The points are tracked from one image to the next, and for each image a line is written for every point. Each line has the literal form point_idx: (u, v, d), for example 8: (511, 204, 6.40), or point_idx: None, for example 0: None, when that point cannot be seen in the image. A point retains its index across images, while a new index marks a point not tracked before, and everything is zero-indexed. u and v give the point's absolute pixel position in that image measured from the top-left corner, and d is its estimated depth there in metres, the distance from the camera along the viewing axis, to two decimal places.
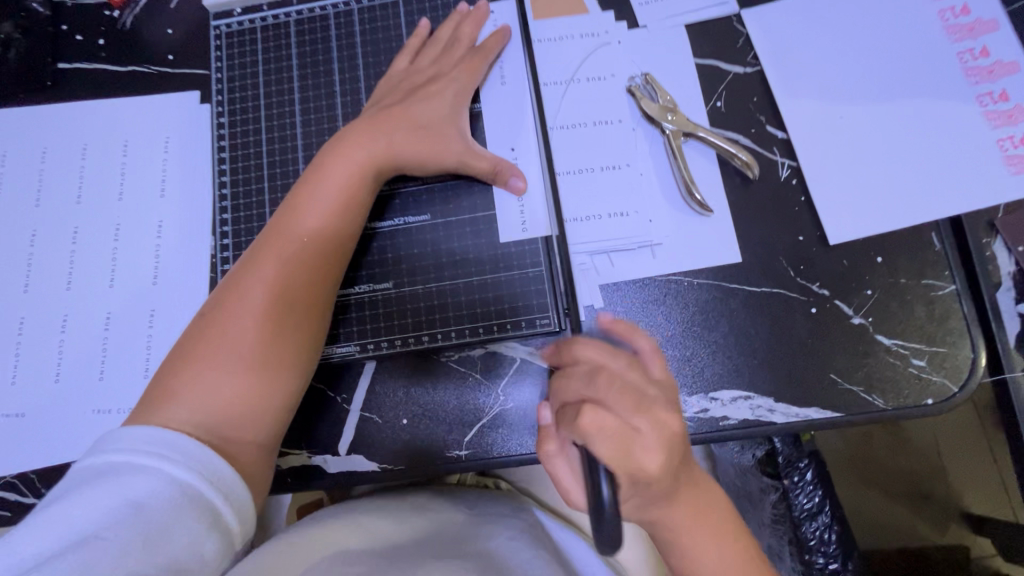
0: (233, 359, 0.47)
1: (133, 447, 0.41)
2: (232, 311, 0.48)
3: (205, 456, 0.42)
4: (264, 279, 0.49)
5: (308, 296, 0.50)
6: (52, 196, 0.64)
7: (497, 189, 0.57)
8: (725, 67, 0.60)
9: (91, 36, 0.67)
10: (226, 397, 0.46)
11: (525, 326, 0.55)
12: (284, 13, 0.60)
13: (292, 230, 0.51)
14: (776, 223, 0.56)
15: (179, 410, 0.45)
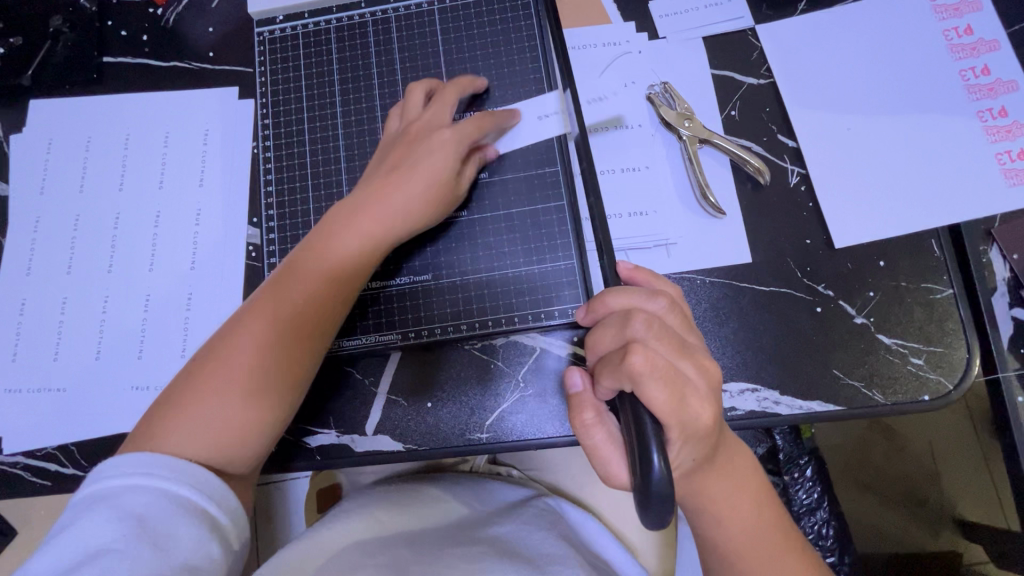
0: (223, 410, 0.49)
1: (129, 471, 0.45)
2: (235, 349, 0.50)
3: (195, 471, 0.46)
4: (262, 335, 0.50)
5: (299, 356, 0.51)
6: (95, 183, 0.67)
7: (533, 187, 0.60)
8: (739, 78, 0.63)
9: (135, 32, 0.71)
10: (216, 431, 0.48)
11: (554, 317, 0.58)
12: (325, 20, 0.63)
13: (306, 279, 0.52)
14: (785, 227, 0.60)
15: (170, 439, 0.47)
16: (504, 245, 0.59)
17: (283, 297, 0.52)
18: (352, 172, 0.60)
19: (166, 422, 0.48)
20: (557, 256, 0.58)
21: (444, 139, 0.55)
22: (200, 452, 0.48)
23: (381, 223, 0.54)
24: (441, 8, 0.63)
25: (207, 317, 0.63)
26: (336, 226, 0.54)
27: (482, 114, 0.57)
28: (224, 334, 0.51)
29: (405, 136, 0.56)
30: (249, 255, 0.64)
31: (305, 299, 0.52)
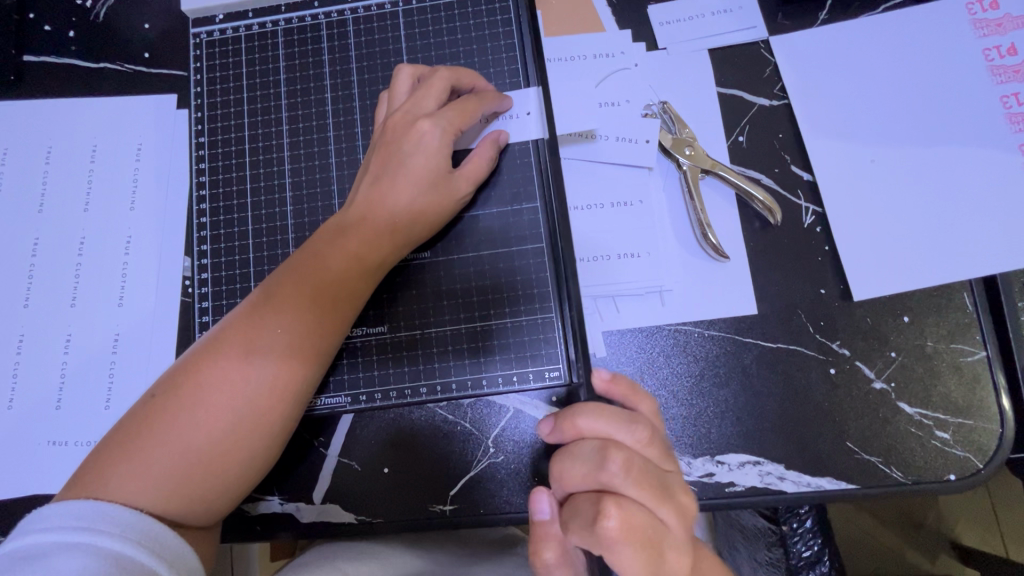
0: (177, 457, 0.42)
1: (57, 527, 0.38)
2: (217, 367, 0.44)
3: (138, 522, 0.40)
4: (228, 370, 0.44)
5: (268, 398, 0.44)
6: (12, 202, 0.59)
7: (509, 227, 0.52)
8: (750, 98, 0.55)
9: (61, 27, 0.62)
10: (170, 479, 0.42)
11: (531, 379, 0.50)
12: (271, 22, 0.55)
13: (301, 290, 0.46)
14: (797, 274, 0.52)
15: (122, 478, 0.41)
16: (472, 293, 0.52)
17: (273, 311, 0.46)
18: (299, 203, 0.53)
19: (135, 447, 0.43)
20: (533, 307, 0.51)
21: (432, 147, 0.48)
22: (167, 483, 0.42)
23: (371, 236, 0.48)
24: (408, 9, 0.55)
25: (134, 361, 0.55)
26: (334, 236, 0.48)
27: (470, 104, 0.49)
28: (199, 360, 0.45)
29: (388, 139, 0.49)
30: (185, 291, 0.56)
31: (300, 316, 0.46)
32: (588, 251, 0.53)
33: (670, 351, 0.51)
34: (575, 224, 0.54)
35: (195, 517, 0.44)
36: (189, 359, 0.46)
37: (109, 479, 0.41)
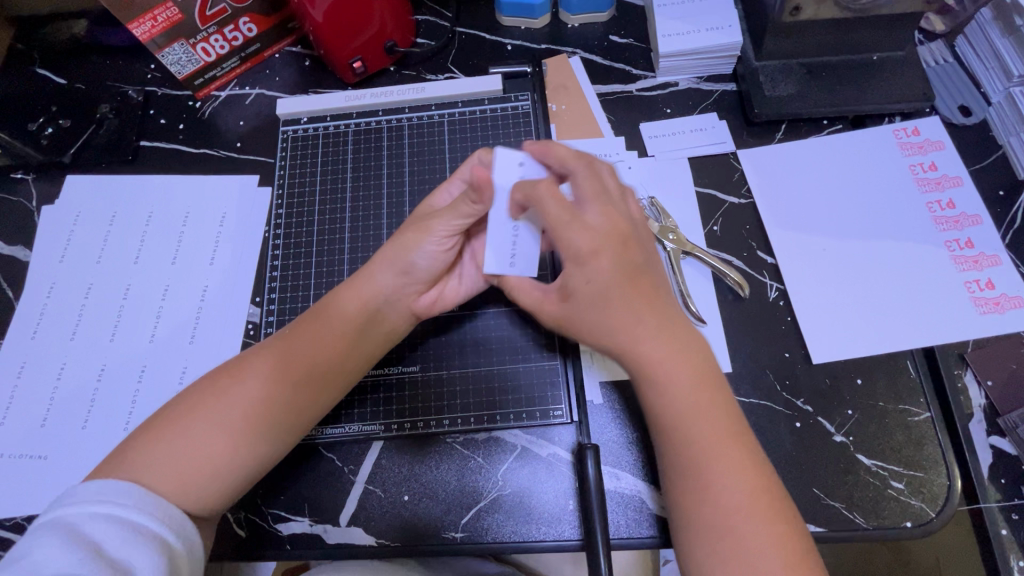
0: (189, 447, 0.48)
1: (84, 500, 0.43)
2: (234, 387, 0.51)
3: (152, 499, 0.45)
4: (252, 379, 0.52)
5: (274, 405, 0.51)
6: (114, 255, 0.72)
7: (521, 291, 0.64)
8: (721, 196, 0.68)
9: (173, 121, 0.78)
10: (175, 468, 0.48)
11: (539, 416, 0.59)
12: (344, 124, 0.69)
13: (312, 330, 0.55)
14: (764, 339, 0.62)
15: (140, 459, 0.47)
16: (491, 339, 0.62)
17: (281, 343, 0.54)
18: (354, 263, 0.64)
19: (153, 443, 0.48)
20: (542, 357, 0.61)
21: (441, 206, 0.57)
22: (174, 476, 0.47)
23: (372, 288, 0.56)
24: (451, 119, 0.68)
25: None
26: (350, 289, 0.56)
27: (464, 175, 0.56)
28: (231, 369, 0.53)
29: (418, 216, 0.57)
30: (248, 334, 0.66)
31: (320, 345, 0.54)
32: None
33: None
34: None
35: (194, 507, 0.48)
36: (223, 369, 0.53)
37: (129, 459, 0.48)
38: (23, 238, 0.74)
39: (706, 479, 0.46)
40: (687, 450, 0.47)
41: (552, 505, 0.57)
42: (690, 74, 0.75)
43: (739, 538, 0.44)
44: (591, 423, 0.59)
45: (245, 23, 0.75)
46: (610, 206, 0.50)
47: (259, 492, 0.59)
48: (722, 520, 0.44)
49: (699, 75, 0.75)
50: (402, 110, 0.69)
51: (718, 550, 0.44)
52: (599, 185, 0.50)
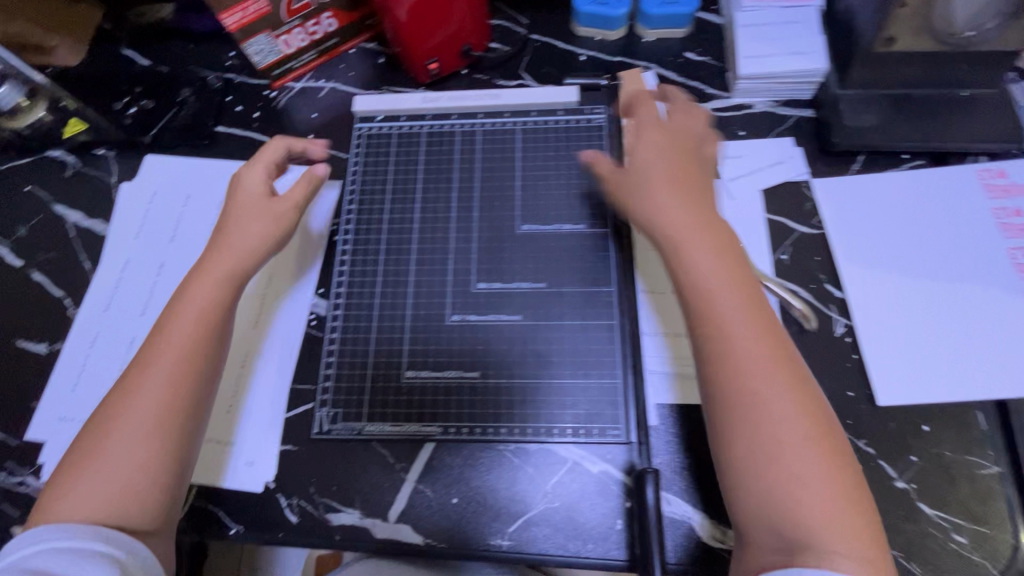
0: (110, 469, 0.52)
1: (37, 543, 0.48)
2: (135, 392, 0.55)
3: (72, 526, 0.49)
4: (146, 395, 0.54)
5: (162, 413, 0.54)
6: (186, 236, 0.74)
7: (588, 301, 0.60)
8: (792, 225, 0.67)
9: (249, 109, 0.81)
10: (107, 494, 0.51)
11: (596, 434, 0.57)
12: (418, 125, 0.70)
13: (188, 319, 0.58)
14: (828, 376, 0.60)
15: (72, 493, 0.51)
16: (553, 353, 0.59)
17: (160, 334, 0.58)
18: (421, 264, 0.64)
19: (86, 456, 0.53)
20: (604, 372, 0.57)
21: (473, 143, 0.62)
22: (103, 496, 0.51)
23: (230, 266, 0.61)
24: (524, 127, 0.68)
25: (256, 377, 0.65)
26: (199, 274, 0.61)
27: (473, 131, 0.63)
28: (127, 380, 0.56)
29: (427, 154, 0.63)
30: (310, 324, 0.67)
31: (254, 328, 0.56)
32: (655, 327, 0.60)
33: None
34: (647, 305, 0.61)
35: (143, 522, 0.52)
36: (120, 387, 0.56)
37: (71, 490, 0.51)
38: (101, 212, 0.77)
39: (755, 405, 0.48)
40: (728, 371, 0.49)
41: (601, 523, 0.57)
42: (766, 98, 0.74)
43: (795, 471, 0.46)
44: (650, 446, 0.57)
45: (327, 18, 0.77)
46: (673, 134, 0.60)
47: (312, 480, 0.61)
48: (782, 454, 0.46)
49: (777, 98, 0.73)
50: (476, 115, 0.69)
51: (770, 485, 0.46)
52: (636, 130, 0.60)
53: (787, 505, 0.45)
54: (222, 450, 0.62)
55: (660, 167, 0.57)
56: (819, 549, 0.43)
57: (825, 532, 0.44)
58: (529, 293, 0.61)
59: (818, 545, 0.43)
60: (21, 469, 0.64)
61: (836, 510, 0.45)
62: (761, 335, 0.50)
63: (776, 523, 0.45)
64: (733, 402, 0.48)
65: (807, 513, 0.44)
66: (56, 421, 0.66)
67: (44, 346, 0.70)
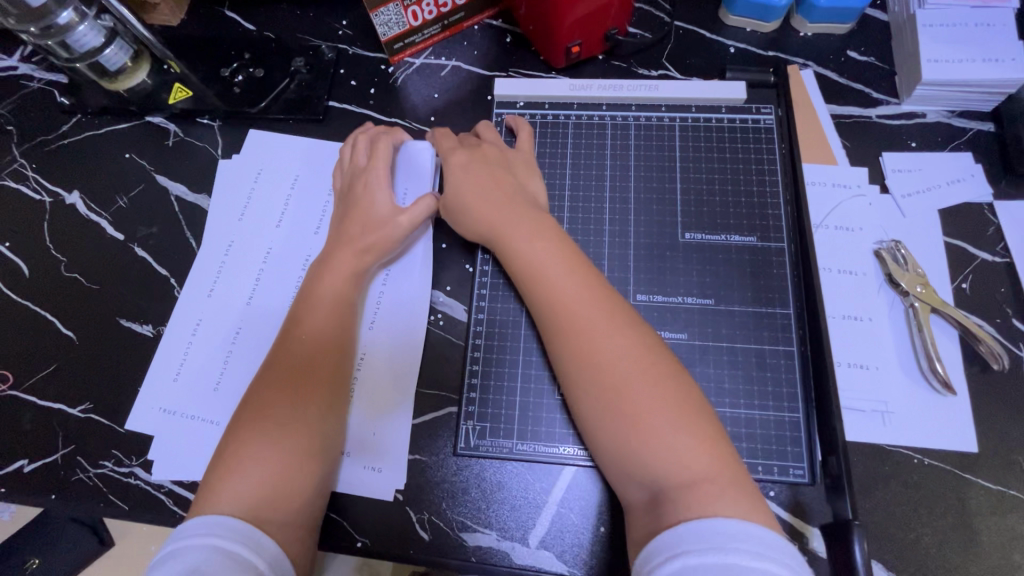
0: (270, 456, 0.49)
1: (200, 535, 0.43)
2: (274, 384, 0.52)
3: (236, 527, 0.44)
4: (294, 380, 0.52)
5: (315, 396, 0.52)
6: (293, 221, 0.69)
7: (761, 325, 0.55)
8: (973, 251, 0.61)
9: (364, 84, 0.74)
10: (266, 482, 0.48)
11: (777, 473, 0.51)
12: (564, 114, 0.65)
13: (326, 311, 0.57)
14: (1020, 422, 0.55)
15: (228, 486, 0.47)
16: (725, 380, 0.53)
17: (290, 332, 0.56)
18: None
19: (228, 451, 0.49)
20: (783, 405, 0.53)
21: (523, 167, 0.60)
22: (248, 493, 0.47)
23: (361, 259, 0.59)
24: (683, 125, 0.63)
25: (375, 381, 0.59)
26: (328, 269, 0.59)
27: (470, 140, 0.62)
28: (270, 372, 0.53)
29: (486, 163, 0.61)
30: (437, 323, 0.62)
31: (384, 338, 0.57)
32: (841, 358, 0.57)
33: (894, 470, 0.54)
34: (835, 336, 0.58)
35: (285, 521, 0.47)
36: (260, 381, 0.54)
37: (224, 486, 0.47)
38: (205, 187, 0.72)
39: (608, 373, 0.47)
40: (589, 359, 0.48)
41: None
42: (941, 107, 0.67)
43: (642, 416, 0.45)
44: None
45: None
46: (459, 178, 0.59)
47: (443, 495, 0.56)
48: (642, 413, 0.45)
49: (952, 109, 0.67)
50: (628, 107, 0.64)
51: (630, 446, 0.45)
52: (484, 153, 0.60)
53: (641, 457, 0.45)
54: (345, 461, 0.57)
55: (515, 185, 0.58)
56: (684, 496, 0.42)
57: (695, 482, 0.42)
58: (695, 310, 0.56)
59: (676, 490, 0.42)
60: (128, 460, 0.60)
61: (713, 466, 0.43)
62: (596, 308, 0.49)
63: (640, 478, 0.45)
64: (581, 385, 0.48)
65: (672, 462, 0.43)
66: (158, 411, 0.62)
67: (148, 329, 0.66)
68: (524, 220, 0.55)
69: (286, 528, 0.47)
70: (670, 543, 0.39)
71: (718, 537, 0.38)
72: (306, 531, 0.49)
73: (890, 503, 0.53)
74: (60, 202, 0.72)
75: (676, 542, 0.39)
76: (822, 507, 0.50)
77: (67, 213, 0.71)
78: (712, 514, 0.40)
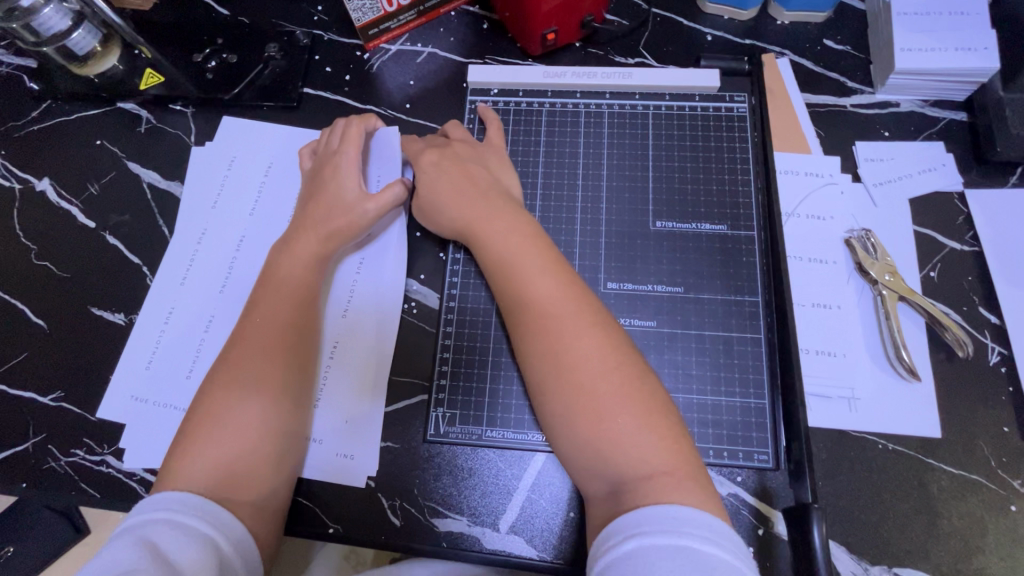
0: (229, 436, 0.49)
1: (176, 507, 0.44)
2: (241, 368, 0.52)
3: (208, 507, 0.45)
4: (255, 361, 0.52)
5: (275, 375, 0.52)
6: (266, 208, 0.69)
7: (730, 312, 0.55)
8: (942, 240, 0.61)
9: (339, 70, 0.74)
10: (226, 463, 0.48)
11: (742, 457, 0.52)
12: (538, 102, 0.65)
13: (289, 293, 0.56)
14: (982, 408, 0.56)
15: (188, 466, 0.47)
16: (692, 367, 0.54)
17: (255, 315, 0.55)
18: None
19: (192, 432, 0.49)
20: (749, 393, 0.53)
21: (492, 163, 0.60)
22: (213, 473, 0.48)
23: (329, 244, 0.59)
24: (657, 113, 0.63)
25: (348, 368, 0.60)
26: (290, 252, 0.59)
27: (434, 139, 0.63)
28: (232, 354, 0.53)
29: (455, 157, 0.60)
30: (410, 311, 0.62)
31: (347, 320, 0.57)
32: (808, 345, 0.58)
33: (858, 455, 0.54)
34: (803, 324, 0.59)
35: (250, 501, 0.48)
36: (221, 363, 0.53)
37: (184, 467, 0.47)
38: (178, 174, 0.71)
39: (574, 369, 0.47)
40: (558, 357, 0.48)
41: None
42: (914, 96, 0.67)
43: (602, 410, 0.46)
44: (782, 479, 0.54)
45: None
46: (428, 173, 0.59)
47: (415, 481, 0.57)
48: (606, 407, 0.46)
49: (925, 98, 0.67)
50: (603, 94, 0.64)
51: (593, 439, 0.45)
52: (454, 148, 0.60)
53: (601, 450, 0.45)
54: (318, 447, 0.57)
55: (489, 181, 0.58)
56: (641, 487, 0.43)
57: (655, 474, 0.43)
58: (665, 298, 0.56)
59: (636, 482, 0.43)
60: (100, 448, 0.60)
61: (673, 458, 0.44)
62: (567, 306, 0.50)
63: (600, 469, 0.45)
64: (547, 378, 0.48)
65: (632, 455, 0.44)
66: (130, 399, 0.62)
67: (120, 317, 0.65)
68: (499, 216, 0.55)
69: (251, 508, 0.48)
70: (627, 525, 0.40)
71: (673, 521, 0.39)
72: (272, 510, 0.50)
73: (853, 487, 0.54)
74: (30, 188, 0.71)
75: (633, 523, 0.40)
76: (787, 492, 0.51)
77: (37, 200, 0.71)
78: (666, 502, 0.41)
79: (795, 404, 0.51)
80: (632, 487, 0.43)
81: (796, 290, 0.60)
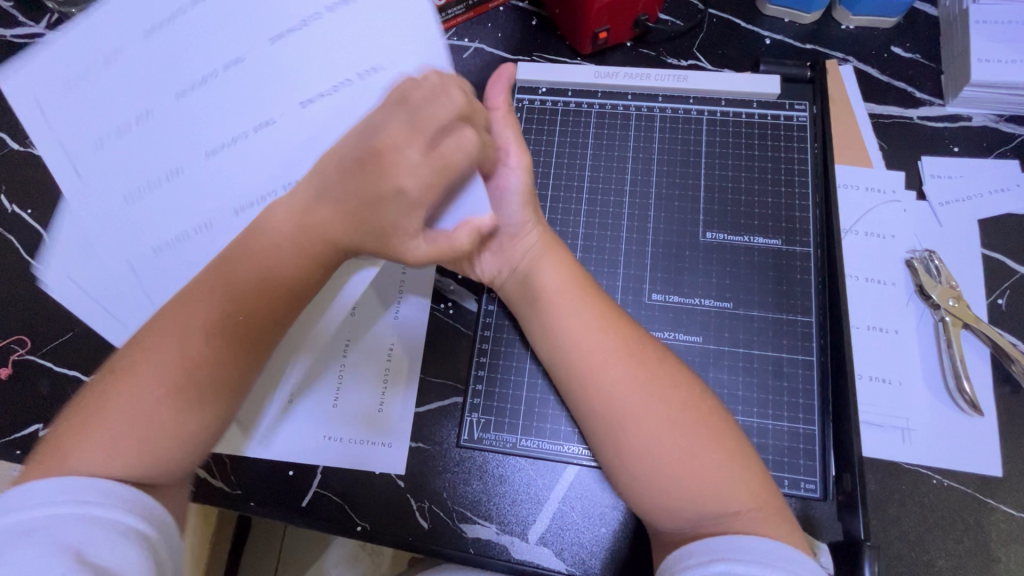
0: (138, 423, 0.41)
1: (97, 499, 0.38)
2: (142, 350, 0.40)
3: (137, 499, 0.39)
4: (156, 341, 0.40)
5: (185, 363, 0.41)
6: None
7: (780, 331, 0.53)
8: (1013, 266, 0.58)
9: None
10: (127, 448, 0.41)
11: (787, 485, 0.49)
12: (587, 102, 0.63)
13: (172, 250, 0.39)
14: None
15: (84, 449, 0.40)
16: (738, 386, 0.52)
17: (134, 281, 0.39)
18: (588, 252, 0.57)
19: (96, 410, 0.41)
20: (797, 417, 0.51)
21: None
22: (113, 459, 0.40)
23: None
24: (711, 119, 0.61)
25: (405, 381, 0.58)
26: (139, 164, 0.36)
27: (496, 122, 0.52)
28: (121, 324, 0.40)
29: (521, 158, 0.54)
30: (446, 312, 0.61)
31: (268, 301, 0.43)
32: (861, 369, 0.55)
33: (910, 489, 0.52)
34: (858, 347, 0.56)
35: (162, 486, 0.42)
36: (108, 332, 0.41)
37: (78, 449, 0.40)
38: None
39: (639, 414, 0.45)
40: (618, 401, 0.46)
41: None
42: (989, 110, 0.63)
43: (675, 448, 0.44)
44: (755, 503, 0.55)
45: None
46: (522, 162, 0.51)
47: (445, 485, 0.56)
48: (679, 450, 0.44)
49: (1000, 112, 0.63)
50: (655, 97, 0.62)
51: (670, 480, 0.44)
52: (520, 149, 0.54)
53: (683, 492, 0.44)
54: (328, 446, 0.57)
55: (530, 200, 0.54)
56: (726, 523, 0.43)
57: (742, 511, 0.43)
58: (712, 313, 0.54)
59: (723, 519, 0.43)
60: None
61: (749, 493, 0.44)
62: (618, 348, 0.47)
63: (678, 508, 0.44)
64: (610, 427, 0.46)
65: (713, 494, 0.43)
66: None
67: None
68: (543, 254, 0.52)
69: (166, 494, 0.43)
70: (716, 547, 0.41)
71: (762, 551, 0.40)
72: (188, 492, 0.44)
73: (903, 523, 0.51)
74: None
75: (723, 546, 0.40)
76: (833, 523, 0.49)
77: None
78: (759, 537, 0.41)
79: (849, 430, 0.48)
80: (722, 520, 0.43)
81: (851, 311, 0.57)
